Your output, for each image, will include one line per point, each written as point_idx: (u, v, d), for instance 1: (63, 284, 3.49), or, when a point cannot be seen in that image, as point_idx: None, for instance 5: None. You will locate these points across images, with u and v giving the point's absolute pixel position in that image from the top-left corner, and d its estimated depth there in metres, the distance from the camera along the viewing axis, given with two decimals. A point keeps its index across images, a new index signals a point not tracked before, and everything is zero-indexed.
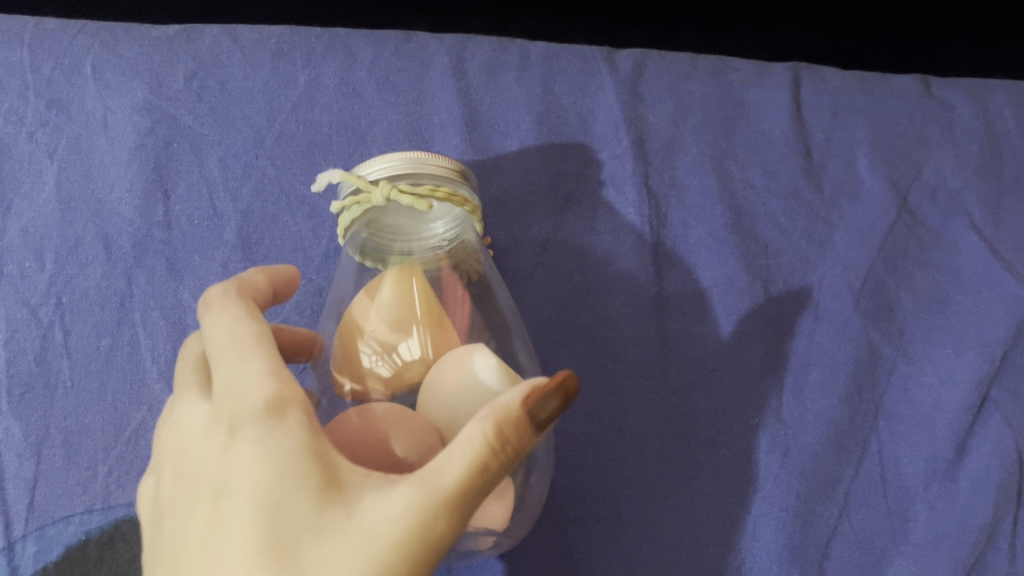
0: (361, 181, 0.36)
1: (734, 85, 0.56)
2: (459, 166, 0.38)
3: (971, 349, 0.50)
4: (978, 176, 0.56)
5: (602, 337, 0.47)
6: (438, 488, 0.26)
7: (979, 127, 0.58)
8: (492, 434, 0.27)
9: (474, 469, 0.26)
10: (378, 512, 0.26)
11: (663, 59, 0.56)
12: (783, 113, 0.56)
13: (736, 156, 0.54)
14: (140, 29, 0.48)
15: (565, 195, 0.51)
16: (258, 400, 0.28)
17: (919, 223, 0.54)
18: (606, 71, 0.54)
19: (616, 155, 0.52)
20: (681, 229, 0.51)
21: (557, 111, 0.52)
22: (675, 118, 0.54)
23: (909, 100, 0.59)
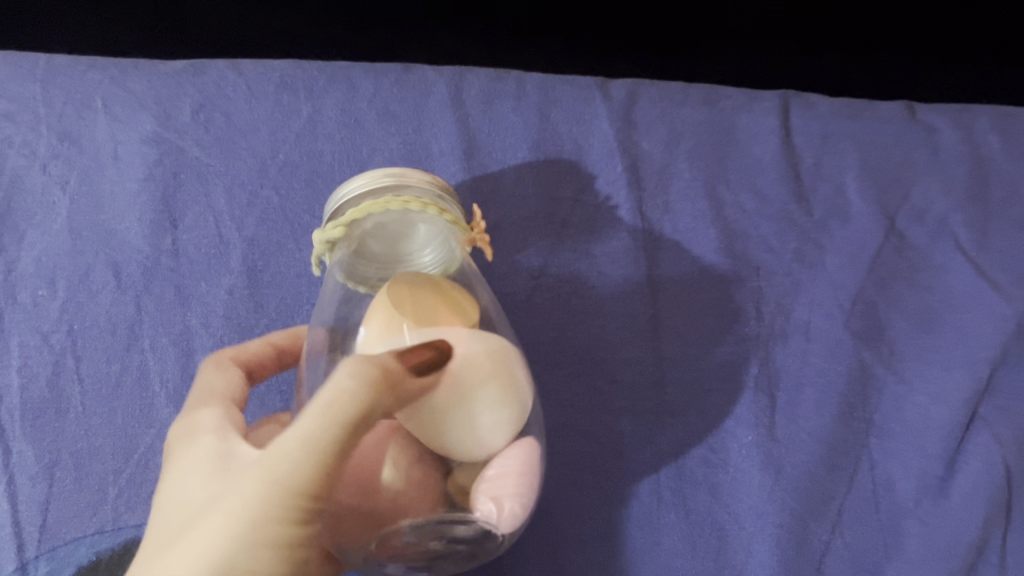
0: (343, 200, 0.37)
1: (724, 112, 0.58)
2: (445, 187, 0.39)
3: (960, 368, 0.51)
4: (964, 199, 0.57)
5: (597, 359, 0.49)
6: (297, 445, 0.30)
7: (965, 151, 0.59)
8: (357, 382, 0.30)
9: (344, 412, 0.30)
10: (259, 470, 0.31)
11: (656, 87, 0.58)
12: (772, 139, 0.58)
13: (728, 181, 0.56)
14: (148, 64, 0.49)
15: (561, 220, 0.52)
16: (195, 424, 0.35)
17: (907, 244, 0.56)
18: (600, 99, 0.56)
19: (610, 180, 0.54)
20: (676, 253, 0.53)
21: (553, 139, 0.54)
22: (667, 144, 0.56)
23: (896, 124, 0.60)
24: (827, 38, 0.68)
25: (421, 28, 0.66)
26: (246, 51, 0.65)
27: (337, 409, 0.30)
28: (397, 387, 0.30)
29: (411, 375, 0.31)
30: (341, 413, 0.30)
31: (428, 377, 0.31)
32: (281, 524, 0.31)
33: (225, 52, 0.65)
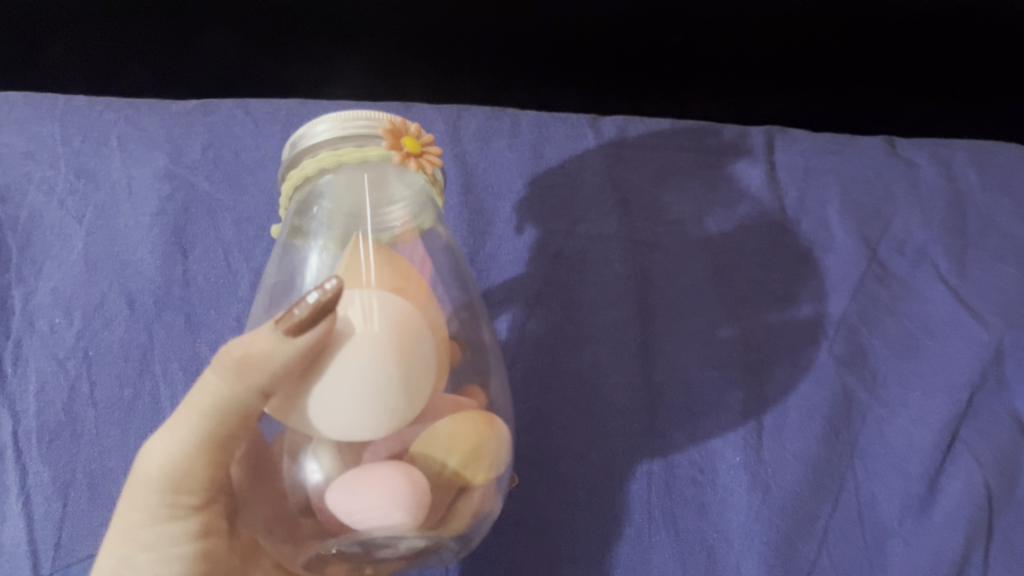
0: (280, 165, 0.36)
1: (711, 147, 0.61)
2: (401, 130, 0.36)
3: (940, 392, 0.53)
4: (943, 230, 0.60)
5: (590, 383, 0.51)
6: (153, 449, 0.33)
7: (943, 185, 0.62)
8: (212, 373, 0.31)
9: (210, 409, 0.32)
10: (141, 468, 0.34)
11: (645, 124, 0.61)
12: (757, 173, 0.60)
13: (715, 213, 0.58)
14: (161, 105, 0.52)
15: (555, 250, 0.54)
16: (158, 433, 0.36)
17: (889, 273, 0.58)
18: (592, 136, 0.59)
19: (602, 212, 0.56)
20: (665, 281, 0.55)
21: (547, 174, 0.57)
22: (656, 178, 0.58)
23: (876, 159, 0.63)
24: (812, 80, 0.71)
25: (418, 70, 0.68)
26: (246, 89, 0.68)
27: (201, 398, 0.32)
28: (252, 362, 0.30)
29: (282, 339, 0.29)
30: (205, 403, 0.32)
31: (304, 336, 0.29)
32: (161, 516, 0.34)
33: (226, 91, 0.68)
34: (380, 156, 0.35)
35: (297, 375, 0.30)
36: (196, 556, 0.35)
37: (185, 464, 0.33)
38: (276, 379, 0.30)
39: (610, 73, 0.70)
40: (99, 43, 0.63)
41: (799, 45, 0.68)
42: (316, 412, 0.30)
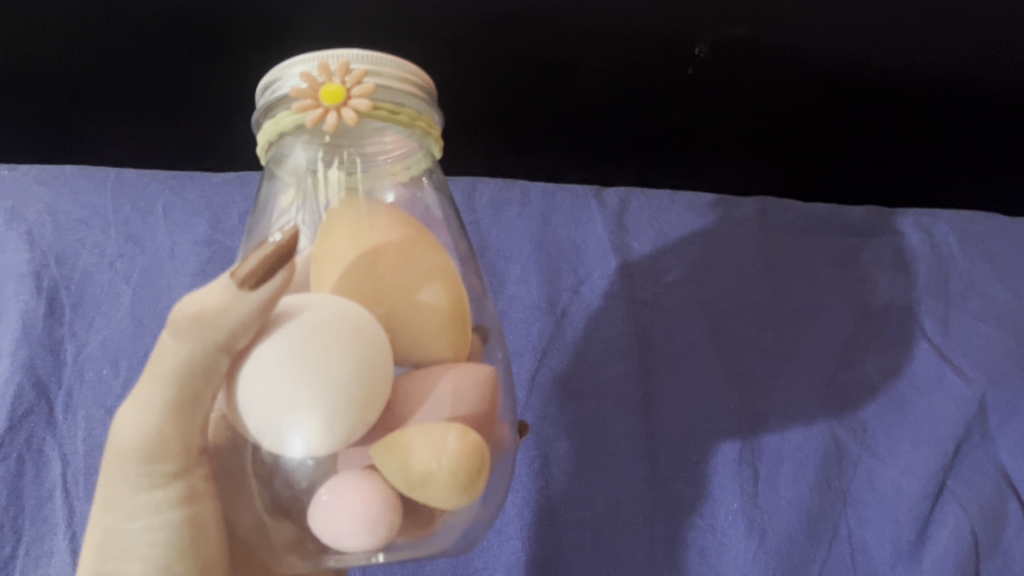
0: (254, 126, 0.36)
1: (707, 216, 0.65)
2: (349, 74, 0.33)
3: (928, 444, 0.56)
4: (927, 293, 0.64)
5: (594, 434, 0.54)
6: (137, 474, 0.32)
7: (925, 251, 0.66)
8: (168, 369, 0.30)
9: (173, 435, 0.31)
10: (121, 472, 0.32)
11: (645, 195, 0.66)
12: (750, 238, 0.65)
13: (711, 275, 0.62)
14: (203, 176, 0.57)
15: (561, 308, 0.58)
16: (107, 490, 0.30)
17: (876, 332, 0.62)
18: (596, 206, 0.63)
19: (605, 275, 0.60)
20: (665, 338, 0.58)
21: (554, 239, 0.61)
22: (655, 244, 0.63)
23: (863, 228, 0.67)
24: (809, 156, 0.75)
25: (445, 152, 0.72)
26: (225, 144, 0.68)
27: (160, 359, 0.30)
28: (209, 325, 0.28)
29: (240, 294, 0.28)
30: (162, 368, 0.30)
31: (262, 291, 0.28)
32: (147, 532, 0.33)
33: (200, 165, 0.69)
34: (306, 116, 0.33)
35: (258, 330, 0.29)
36: (179, 525, 0.33)
37: (150, 432, 0.31)
38: (238, 337, 0.29)
39: (619, 151, 0.74)
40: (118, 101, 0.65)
41: (790, 124, 0.73)
42: (278, 421, 0.28)
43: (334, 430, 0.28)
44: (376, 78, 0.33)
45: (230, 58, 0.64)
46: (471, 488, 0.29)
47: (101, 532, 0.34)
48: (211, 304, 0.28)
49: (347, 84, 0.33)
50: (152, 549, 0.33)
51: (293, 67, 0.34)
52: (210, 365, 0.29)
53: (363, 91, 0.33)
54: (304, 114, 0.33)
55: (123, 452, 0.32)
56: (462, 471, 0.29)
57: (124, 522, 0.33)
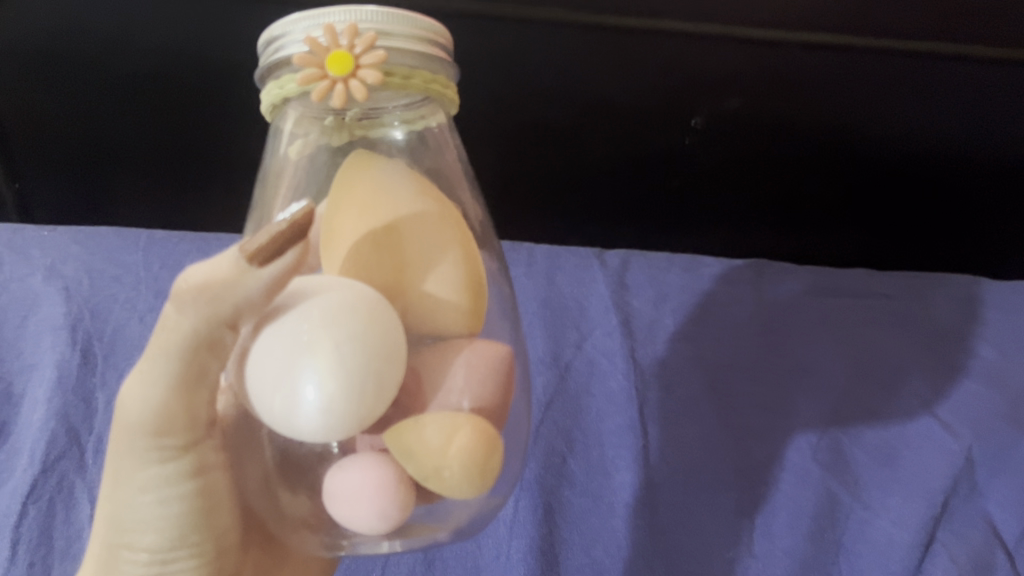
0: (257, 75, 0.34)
1: (705, 276, 0.68)
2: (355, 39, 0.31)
3: (919, 497, 0.58)
4: (916, 351, 0.66)
5: (596, 484, 0.57)
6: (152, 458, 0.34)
7: (914, 312, 0.69)
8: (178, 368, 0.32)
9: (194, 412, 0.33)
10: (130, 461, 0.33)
11: (645, 258, 0.69)
12: (746, 297, 0.68)
13: (709, 332, 0.65)
14: (227, 236, 0.60)
15: (565, 363, 0.61)
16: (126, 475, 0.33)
17: (868, 388, 0.64)
18: (598, 266, 0.67)
19: (607, 332, 0.63)
20: (664, 392, 0.61)
21: (559, 298, 0.64)
22: (655, 303, 0.66)
23: (854, 290, 0.70)
24: (804, 222, 0.79)
25: None
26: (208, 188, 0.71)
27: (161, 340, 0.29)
28: (219, 299, 0.27)
29: (249, 270, 0.27)
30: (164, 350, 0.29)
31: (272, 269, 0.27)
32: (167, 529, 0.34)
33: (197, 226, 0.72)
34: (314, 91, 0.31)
35: (264, 304, 0.28)
36: (189, 497, 0.33)
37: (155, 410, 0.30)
38: (244, 312, 0.28)
39: (621, 217, 0.78)
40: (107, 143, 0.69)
41: (788, 190, 0.77)
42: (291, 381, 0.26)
43: (352, 399, 0.26)
44: (386, 41, 0.31)
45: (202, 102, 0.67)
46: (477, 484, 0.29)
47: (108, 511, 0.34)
48: (218, 279, 0.27)
49: (354, 49, 0.31)
50: (162, 523, 0.33)
51: (300, 26, 0.32)
52: (214, 340, 0.29)
53: (374, 59, 0.31)
54: (310, 83, 0.31)
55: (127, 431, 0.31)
56: (467, 475, 0.28)
57: (132, 499, 0.33)
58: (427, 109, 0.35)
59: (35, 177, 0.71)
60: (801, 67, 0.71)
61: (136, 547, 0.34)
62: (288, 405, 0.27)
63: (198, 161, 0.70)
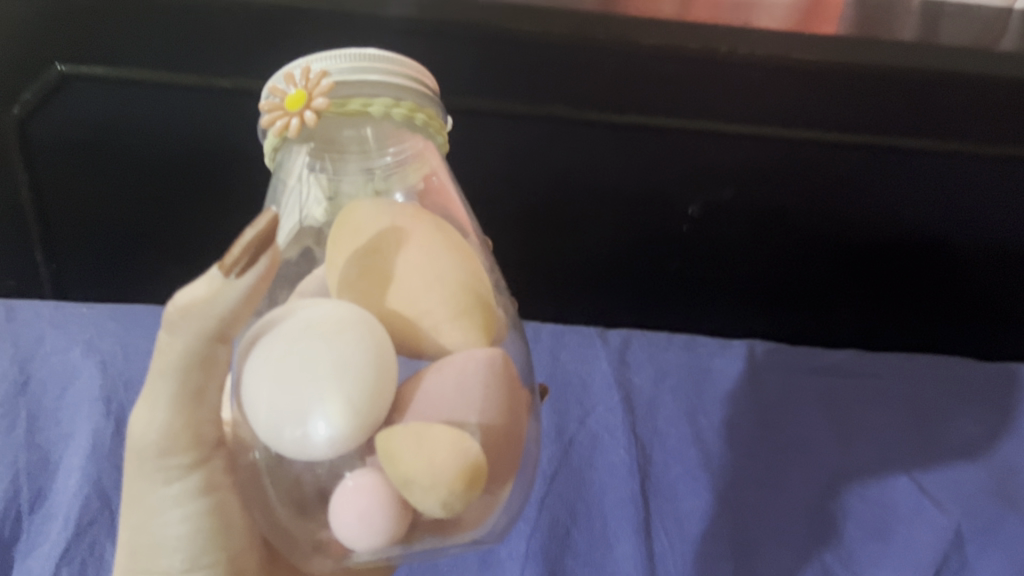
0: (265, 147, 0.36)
1: (701, 356, 0.73)
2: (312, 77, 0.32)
3: (911, 571, 0.59)
4: (904, 431, 0.69)
5: (598, 554, 0.58)
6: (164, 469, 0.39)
7: (902, 391, 0.72)
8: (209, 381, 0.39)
9: None
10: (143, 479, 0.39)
11: (645, 337, 0.74)
12: (741, 377, 0.72)
13: (706, 411, 0.69)
14: None
15: (569, 438, 0.64)
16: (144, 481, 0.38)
17: (860, 465, 0.66)
18: (600, 344, 0.72)
19: (608, 407, 0.67)
20: (663, 466, 0.64)
21: (564, 375, 0.69)
22: (653, 381, 0.70)
23: (844, 368, 0.74)
24: (795, 303, 0.84)
25: None
26: (187, 248, 0.77)
27: (163, 358, 0.29)
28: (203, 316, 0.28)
29: (228, 281, 0.27)
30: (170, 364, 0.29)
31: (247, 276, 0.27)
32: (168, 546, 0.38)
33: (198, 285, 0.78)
34: (276, 129, 0.32)
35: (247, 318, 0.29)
36: None
37: None
38: (228, 328, 0.28)
39: (623, 298, 0.84)
40: (97, 211, 0.74)
41: (777, 271, 0.82)
42: (301, 410, 0.26)
43: (361, 404, 0.26)
44: (341, 75, 0.32)
45: (185, 176, 0.73)
46: (458, 498, 0.25)
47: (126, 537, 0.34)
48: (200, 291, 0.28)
49: (309, 87, 0.31)
50: None
51: (274, 79, 0.33)
52: (207, 357, 0.29)
53: (324, 90, 0.31)
54: (273, 124, 0.32)
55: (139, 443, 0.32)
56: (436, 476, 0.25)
57: (155, 520, 0.33)
58: (417, 150, 0.34)
59: (72, 252, 0.77)
60: (789, 161, 0.74)
61: (155, 569, 0.34)
62: (298, 437, 0.26)
63: (229, 241, 0.78)
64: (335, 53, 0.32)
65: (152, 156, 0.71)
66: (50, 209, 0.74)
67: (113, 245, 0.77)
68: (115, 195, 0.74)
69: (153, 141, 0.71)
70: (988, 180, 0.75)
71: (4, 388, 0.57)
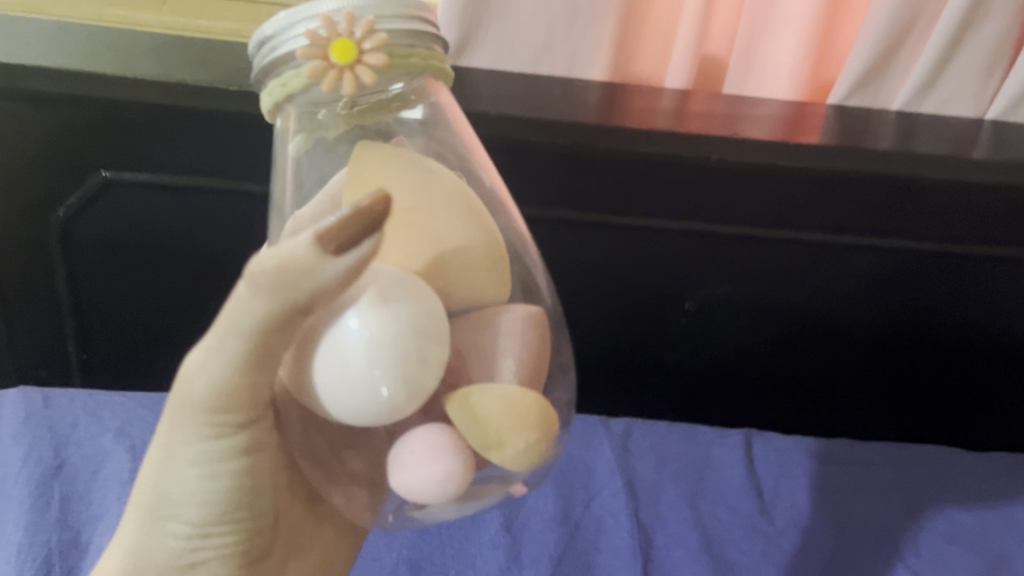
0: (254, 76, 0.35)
1: (701, 445, 0.76)
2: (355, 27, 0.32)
3: None
4: (899, 518, 0.71)
5: None
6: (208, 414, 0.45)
7: (894, 480, 0.75)
8: None
9: None
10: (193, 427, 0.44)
11: (648, 426, 0.78)
12: (740, 465, 0.74)
13: (706, 497, 0.71)
14: None
15: (574, 521, 0.67)
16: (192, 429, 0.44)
17: (857, 549, 0.67)
18: (603, 431, 0.76)
19: (611, 493, 0.70)
20: (665, 548, 0.65)
21: (570, 462, 0.72)
22: (656, 467, 0.73)
23: (838, 457, 0.77)
24: (789, 397, 0.88)
25: None
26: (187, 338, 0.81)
27: (237, 320, 0.31)
28: (294, 285, 0.28)
29: (326, 259, 0.27)
30: (242, 330, 0.31)
31: (348, 257, 0.27)
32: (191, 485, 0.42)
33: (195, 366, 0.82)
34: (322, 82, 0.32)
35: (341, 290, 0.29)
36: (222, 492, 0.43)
37: None
38: (321, 296, 0.29)
39: (624, 391, 0.88)
40: (111, 298, 0.79)
41: (769, 364, 0.86)
42: (343, 351, 0.29)
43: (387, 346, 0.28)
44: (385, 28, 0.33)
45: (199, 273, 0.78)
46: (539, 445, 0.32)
47: (152, 476, 0.37)
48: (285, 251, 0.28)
49: (356, 38, 0.32)
50: None
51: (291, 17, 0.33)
52: (286, 320, 0.30)
53: (377, 42, 0.32)
54: (319, 79, 0.32)
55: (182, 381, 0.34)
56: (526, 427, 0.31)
57: (179, 469, 0.36)
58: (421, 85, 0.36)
59: (98, 342, 0.81)
60: (778, 258, 0.79)
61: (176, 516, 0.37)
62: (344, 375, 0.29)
63: None
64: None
65: (171, 252, 0.76)
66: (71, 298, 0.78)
67: (118, 333, 0.81)
68: (130, 287, 0.78)
69: (172, 238, 0.76)
70: (968, 278, 0.80)
71: (39, 471, 0.60)
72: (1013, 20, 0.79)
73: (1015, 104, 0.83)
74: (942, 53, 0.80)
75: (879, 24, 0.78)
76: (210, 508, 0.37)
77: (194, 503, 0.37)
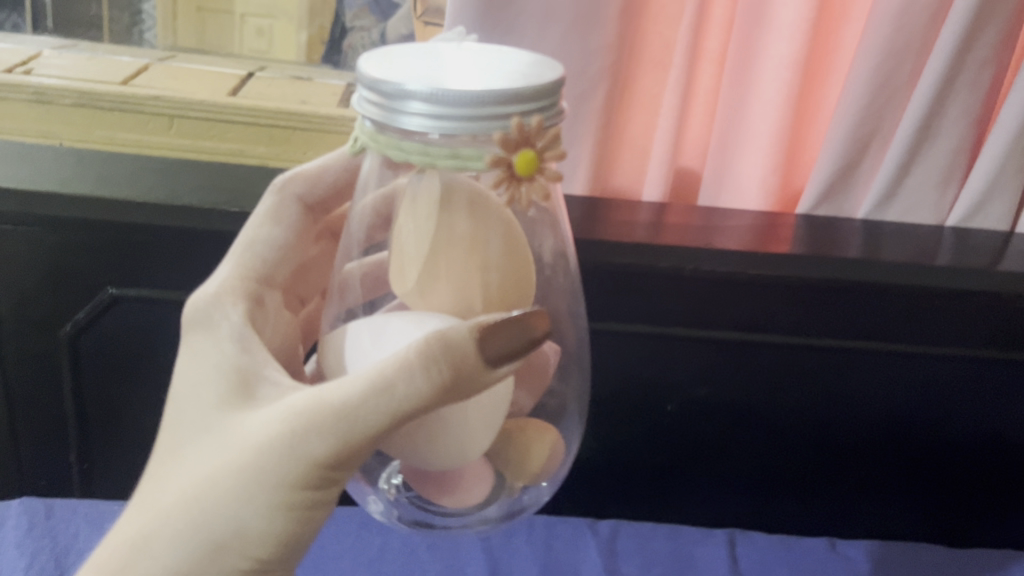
0: (383, 110, 0.37)
1: (686, 544, 0.78)
2: (532, 131, 0.37)
3: None
4: None
5: None
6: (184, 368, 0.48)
7: None
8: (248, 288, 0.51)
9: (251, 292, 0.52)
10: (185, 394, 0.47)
11: (633, 527, 0.80)
12: (724, 565, 0.76)
13: None
14: None
15: None
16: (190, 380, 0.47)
17: None
18: (589, 533, 0.78)
19: None
20: None
21: (557, 565, 0.74)
22: (641, 568, 0.75)
23: (821, 556, 0.78)
24: (777, 494, 0.90)
25: None
26: None
27: (396, 405, 0.39)
28: (457, 383, 0.38)
29: (491, 372, 0.39)
30: (392, 406, 0.39)
31: (503, 365, 0.39)
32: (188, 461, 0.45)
33: None
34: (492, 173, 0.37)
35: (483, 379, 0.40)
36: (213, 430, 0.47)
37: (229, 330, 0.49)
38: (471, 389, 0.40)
39: (613, 490, 0.90)
40: (117, 408, 0.81)
41: (755, 460, 0.88)
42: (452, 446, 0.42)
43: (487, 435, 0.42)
44: (545, 114, 0.38)
45: None
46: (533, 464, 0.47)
47: (227, 493, 0.43)
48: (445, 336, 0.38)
49: (535, 146, 0.37)
50: None
51: (450, 93, 0.35)
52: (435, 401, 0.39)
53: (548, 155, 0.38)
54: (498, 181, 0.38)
55: (318, 415, 0.41)
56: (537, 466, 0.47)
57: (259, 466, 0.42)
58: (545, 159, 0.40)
59: (100, 451, 0.83)
60: (759, 360, 0.82)
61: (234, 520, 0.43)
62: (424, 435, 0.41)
63: None
64: (528, 85, 0.36)
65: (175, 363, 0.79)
66: (77, 409, 0.80)
67: (123, 441, 0.83)
68: (134, 397, 0.81)
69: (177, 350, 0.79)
70: (942, 376, 0.83)
71: None
72: (963, 136, 0.85)
73: (972, 211, 0.88)
74: (900, 167, 0.85)
75: (840, 142, 0.84)
76: (269, 546, 0.44)
77: (258, 534, 0.43)
